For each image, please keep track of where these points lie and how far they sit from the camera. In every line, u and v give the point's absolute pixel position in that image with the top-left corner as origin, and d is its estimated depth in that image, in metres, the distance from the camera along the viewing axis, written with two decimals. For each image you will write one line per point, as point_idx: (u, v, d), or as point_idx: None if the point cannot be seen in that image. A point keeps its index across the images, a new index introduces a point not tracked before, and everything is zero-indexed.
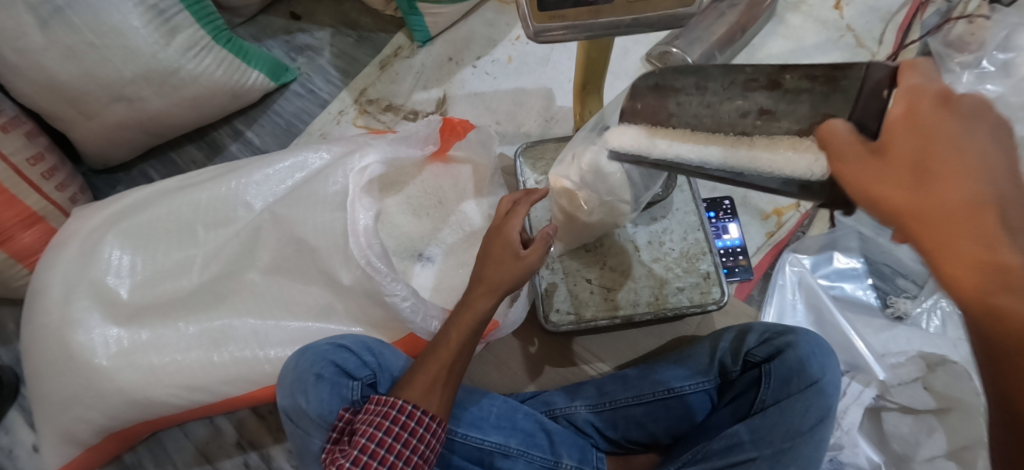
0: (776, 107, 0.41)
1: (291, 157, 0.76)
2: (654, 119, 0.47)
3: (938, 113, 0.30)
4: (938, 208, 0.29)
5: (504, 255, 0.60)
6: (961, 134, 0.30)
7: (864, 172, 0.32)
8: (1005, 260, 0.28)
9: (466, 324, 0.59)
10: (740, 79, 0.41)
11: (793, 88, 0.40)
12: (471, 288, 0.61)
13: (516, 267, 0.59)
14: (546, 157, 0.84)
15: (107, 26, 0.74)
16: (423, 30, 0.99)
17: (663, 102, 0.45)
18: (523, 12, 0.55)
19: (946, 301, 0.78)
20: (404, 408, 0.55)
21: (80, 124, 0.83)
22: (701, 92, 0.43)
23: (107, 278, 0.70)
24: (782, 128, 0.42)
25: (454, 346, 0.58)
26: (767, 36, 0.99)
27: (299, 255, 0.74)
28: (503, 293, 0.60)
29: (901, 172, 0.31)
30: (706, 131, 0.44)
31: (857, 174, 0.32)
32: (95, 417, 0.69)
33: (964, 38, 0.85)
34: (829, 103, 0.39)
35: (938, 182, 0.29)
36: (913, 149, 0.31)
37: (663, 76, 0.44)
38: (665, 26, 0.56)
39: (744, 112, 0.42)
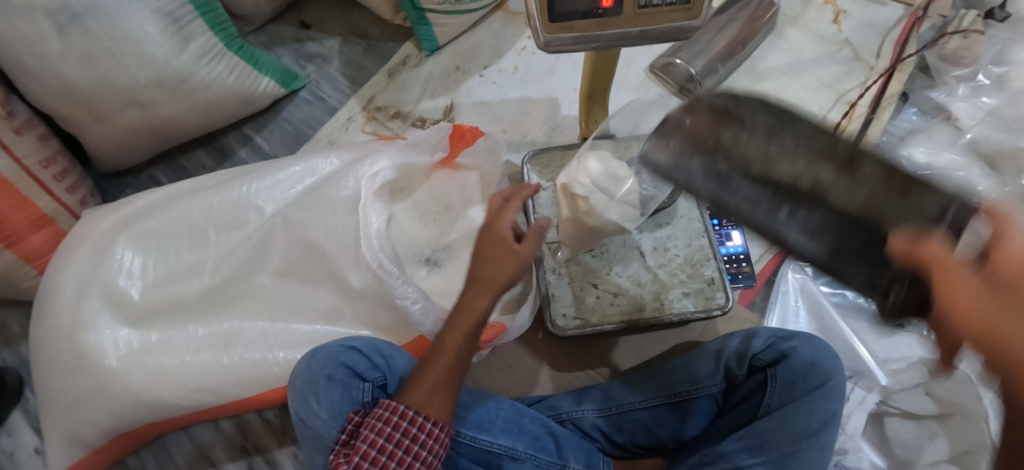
0: (830, 188, 0.47)
1: (302, 162, 0.77)
2: (705, 146, 0.52)
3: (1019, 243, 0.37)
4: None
5: (500, 256, 0.58)
6: None
7: (965, 295, 0.37)
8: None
9: (462, 327, 0.57)
10: (812, 145, 0.48)
11: (858, 178, 0.46)
12: (467, 288, 0.59)
13: (514, 265, 0.58)
14: (552, 165, 0.85)
15: (124, 33, 0.76)
16: (430, 40, 1.01)
17: (720, 129, 0.52)
18: (534, 23, 0.56)
19: None
20: (405, 413, 0.56)
21: (92, 129, 0.84)
22: (768, 137, 0.50)
23: (118, 280, 0.70)
24: (826, 210, 0.47)
25: (452, 352, 0.57)
26: (767, 48, 1.01)
27: (309, 258, 0.75)
28: (501, 292, 0.58)
29: (1004, 298, 0.36)
30: (750, 182, 0.50)
31: (967, 303, 0.37)
32: (102, 419, 0.69)
33: (958, 52, 0.88)
34: (888, 201, 0.45)
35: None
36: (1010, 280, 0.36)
37: (736, 104, 0.52)
38: (671, 38, 0.58)
39: (798, 176, 0.48)
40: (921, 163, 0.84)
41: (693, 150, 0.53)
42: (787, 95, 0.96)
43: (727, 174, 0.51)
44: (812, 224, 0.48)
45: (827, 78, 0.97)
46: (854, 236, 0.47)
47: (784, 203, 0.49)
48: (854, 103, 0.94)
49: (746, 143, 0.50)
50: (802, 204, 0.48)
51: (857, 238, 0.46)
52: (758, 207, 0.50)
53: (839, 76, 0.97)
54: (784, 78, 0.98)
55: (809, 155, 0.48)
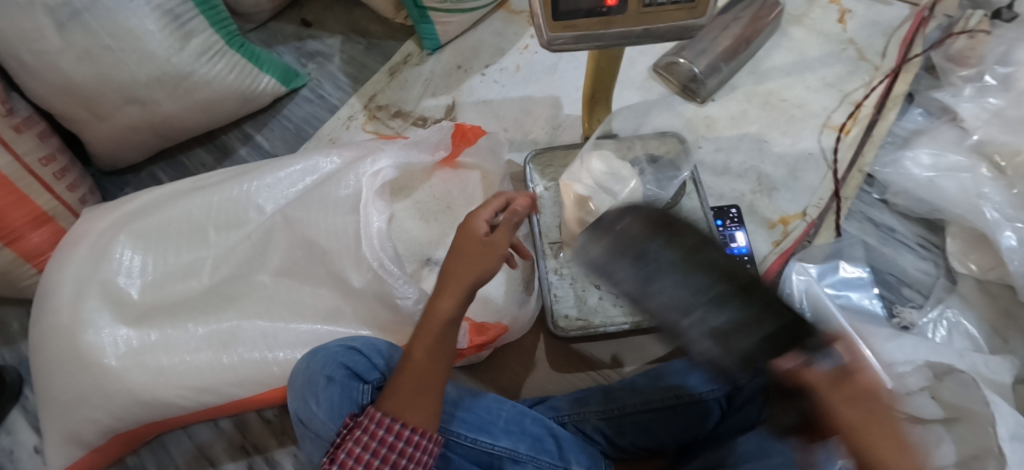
0: (724, 304, 0.53)
1: (303, 161, 0.77)
2: (625, 247, 0.59)
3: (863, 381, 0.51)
4: (869, 424, 0.49)
5: (466, 256, 0.58)
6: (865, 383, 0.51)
7: (835, 406, 0.50)
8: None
9: (431, 329, 0.55)
10: (716, 265, 0.55)
11: (750, 302, 0.53)
12: (434, 289, 0.57)
13: (483, 261, 0.57)
14: (554, 164, 0.85)
15: (125, 30, 0.76)
16: (432, 38, 1.01)
17: (646, 236, 0.59)
18: (537, 21, 0.56)
19: (952, 311, 0.79)
20: (383, 423, 0.51)
21: (92, 126, 0.84)
22: (682, 252, 0.57)
23: (117, 278, 0.70)
24: (717, 321, 0.53)
25: (421, 356, 0.53)
26: (771, 48, 1.00)
27: (309, 258, 0.75)
28: (469, 288, 0.56)
29: (851, 407, 0.50)
30: (658, 289, 0.56)
31: (842, 412, 0.49)
32: (101, 418, 0.69)
33: (965, 52, 0.90)
34: (768, 326, 0.52)
35: (865, 410, 0.49)
36: (851, 391, 0.50)
37: (662, 220, 0.60)
38: (674, 36, 0.58)
39: (700, 290, 0.55)
40: (925, 164, 0.83)
41: (618, 249, 0.60)
42: (791, 95, 0.96)
43: (643, 275, 0.57)
44: (715, 331, 0.53)
45: (831, 78, 0.96)
46: (736, 348, 0.53)
47: (686, 309, 0.55)
48: (859, 104, 0.94)
49: (660, 258, 0.57)
50: (706, 314, 0.54)
51: (752, 347, 0.52)
52: (670, 309, 0.55)
53: (843, 76, 0.96)
54: (788, 78, 0.97)
55: (718, 271, 0.55)
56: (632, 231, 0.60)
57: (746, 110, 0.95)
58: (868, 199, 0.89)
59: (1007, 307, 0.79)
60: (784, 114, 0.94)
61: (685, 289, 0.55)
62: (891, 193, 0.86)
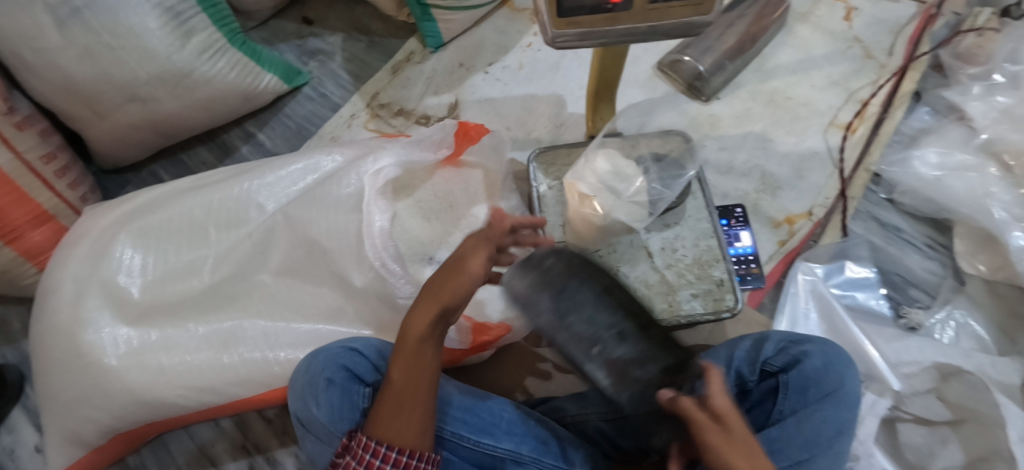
0: (630, 336, 0.61)
1: (303, 159, 0.77)
2: (553, 286, 0.61)
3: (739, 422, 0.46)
4: (739, 449, 0.44)
5: (444, 272, 0.57)
6: (726, 403, 0.46)
7: (709, 432, 0.45)
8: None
9: (408, 347, 0.55)
10: (627, 306, 0.63)
11: (650, 335, 0.62)
12: (413, 305, 0.57)
13: (461, 279, 0.55)
14: (558, 163, 0.84)
15: (125, 27, 0.75)
16: (435, 36, 1.00)
17: (569, 276, 0.62)
18: (542, 18, 0.55)
19: (960, 312, 0.78)
20: (370, 446, 0.51)
21: (93, 125, 0.83)
22: (598, 294, 0.62)
23: (118, 277, 0.70)
24: (623, 353, 0.60)
25: (399, 378, 0.54)
26: (777, 45, 0.99)
27: (310, 257, 0.74)
28: (448, 305, 0.55)
29: (719, 428, 0.45)
30: (576, 325, 0.60)
31: (713, 437, 0.45)
32: (101, 417, 0.68)
33: (972, 50, 0.89)
34: (666, 357, 0.61)
35: (734, 430, 0.45)
36: (722, 410, 0.46)
37: (580, 262, 0.64)
38: (680, 34, 0.57)
39: (612, 327, 0.61)
40: (932, 163, 0.83)
41: (546, 287, 0.61)
42: (797, 93, 0.95)
43: (561, 314, 0.61)
44: (616, 361, 0.60)
45: (837, 76, 0.96)
46: (635, 379, 0.60)
47: (603, 343, 0.60)
48: (866, 102, 0.93)
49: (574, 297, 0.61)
50: (609, 347, 0.60)
51: (642, 376, 0.60)
52: (578, 342, 0.61)
53: (850, 74, 0.95)
54: (793, 76, 0.96)
55: (627, 310, 0.63)
56: (554, 268, 0.62)
57: (751, 108, 0.94)
58: (875, 199, 0.88)
59: (1015, 308, 0.78)
60: (790, 113, 0.93)
61: (595, 325, 0.60)
62: (898, 193, 0.85)
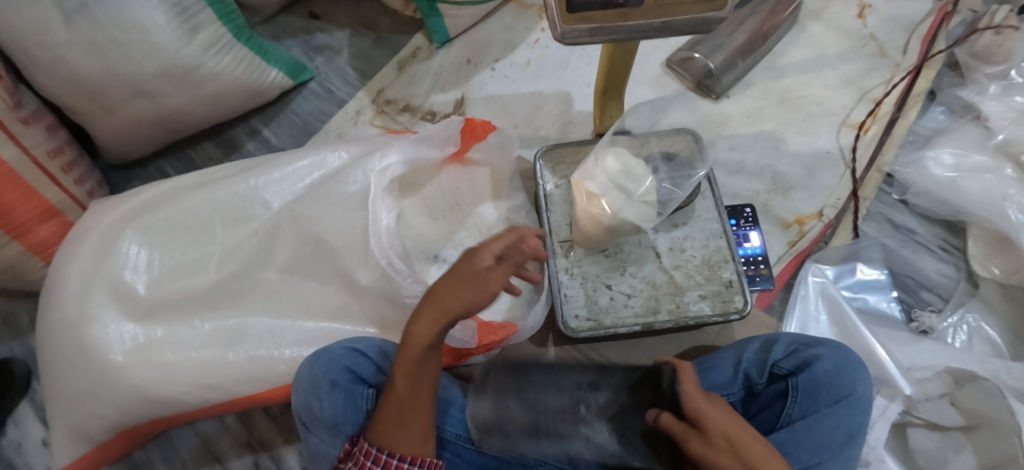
0: (599, 381, 0.61)
1: (310, 156, 0.75)
2: (507, 386, 0.63)
3: (715, 414, 0.49)
4: (725, 449, 0.47)
5: (453, 282, 0.51)
6: (705, 405, 0.50)
7: (693, 440, 0.48)
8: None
9: (410, 356, 0.53)
10: (578, 369, 0.64)
11: (611, 372, 0.63)
12: (417, 310, 0.54)
13: (472, 295, 0.50)
14: (565, 161, 0.83)
15: (132, 23, 0.75)
16: (441, 31, 0.99)
17: (516, 376, 0.64)
18: (551, 14, 0.54)
19: (973, 316, 0.77)
20: (371, 453, 0.54)
21: (101, 119, 0.83)
22: (549, 371, 0.64)
23: (124, 274, 0.70)
24: (603, 394, 0.59)
25: (400, 388, 0.54)
26: (789, 43, 0.98)
27: (317, 254, 0.74)
28: (455, 320, 0.52)
29: (704, 433, 0.48)
30: (548, 400, 0.59)
31: (698, 443, 0.48)
32: (107, 413, 0.68)
33: (990, 49, 0.87)
34: (635, 378, 0.61)
35: (716, 430, 0.48)
36: (702, 412, 0.49)
37: (516, 366, 0.67)
38: (693, 30, 0.56)
39: (579, 382, 0.61)
40: (947, 164, 0.81)
41: (501, 392, 0.63)
42: (809, 91, 0.93)
43: (532, 403, 0.59)
44: (604, 409, 0.58)
45: (850, 74, 0.94)
46: (630, 415, 0.57)
47: (579, 397, 0.59)
48: (879, 101, 0.91)
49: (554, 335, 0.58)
50: (588, 399, 0.59)
51: (632, 403, 0.58)
52: (561, 416, 0.58)
53: (863, 73, 0.94)
54: (806, 74, 0.95)
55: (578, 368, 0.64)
56: (499, 381, 0.64)
57: (762, 107, 0.92)
58: (887, 200, 0.86)
59: None
60: (802, 112, 0.92)
61: (565, 392, 0.59)
62: (912, 194, 0.83)
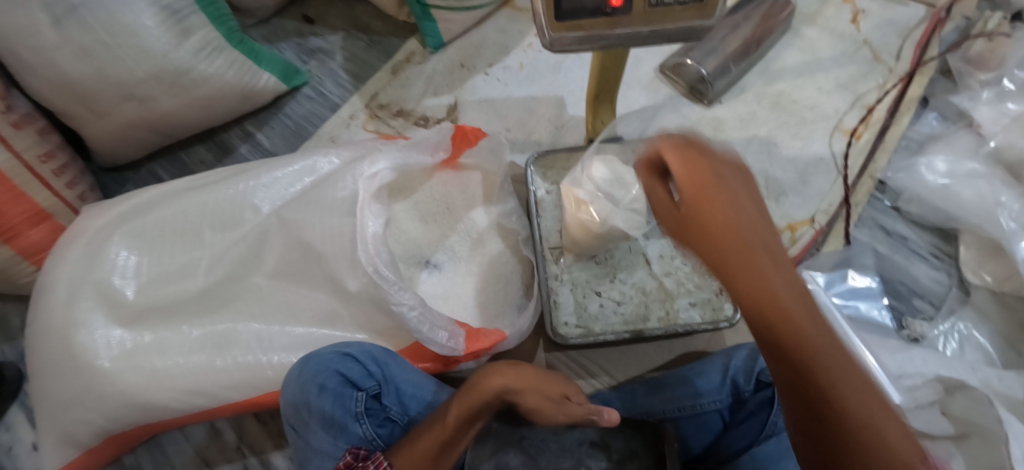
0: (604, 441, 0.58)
1: (301, 160, 0.76)
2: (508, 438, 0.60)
3: (722, 193, 0.39)
4: (741, 251, 0.37)
5: (542, 381, 0.58)
6: (717, 201, 0.39)
7: (702, 237, 0.39)
8: (865, 448, 0.35)
9: (468, 402, 0.56)
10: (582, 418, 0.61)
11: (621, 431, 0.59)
12: (493, 368, 0.58)
13: (547, 407, 0.57)
14: (556, 167, 0.83)
15: (122, 27, 0.75)
16: (435, 36, 0.99)
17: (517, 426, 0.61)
18: (539, 21, 0.54)
19: (965, 323, 0.77)
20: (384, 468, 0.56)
21: (91, 123, 0.83)
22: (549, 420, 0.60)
23: (112, 279, 0.69)
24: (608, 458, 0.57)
25: (452, 423, 0.56)
26: (782, 48, 0.97)
27: (304, 260, 0.74)
28: (522, 405, 0.57)
29: (711, 241, 0.38)
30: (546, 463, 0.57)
31: (710, 244, 0.38)
32: (95, 419, 0.68)
33: (983, 56, 0.86)
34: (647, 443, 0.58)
35: (723, 227, 0.38)
36: (706, 211, 0.39)
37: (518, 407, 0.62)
38: (682, 37, 0.56)
39: (580, 440, 0.58)
40: (940, 171, 0.81)
41: (501, 446, 0.60)
42: (802, 96, 0.93)
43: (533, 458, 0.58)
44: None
45: (844, 79, 0.94)
46: None
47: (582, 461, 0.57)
48: (872, 107, 0.91)
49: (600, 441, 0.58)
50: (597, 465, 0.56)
51: None
52: None
53: (856, 78, 0.94)
54: (798, 79, 0.94)
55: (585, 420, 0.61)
56: (501, 428, 0.61)
57: (755, 112, 0.92)
58: (879, 206, 0.86)
59: None
60: (796, 117, 0.92)
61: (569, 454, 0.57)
62: (905, 200, 0.83)
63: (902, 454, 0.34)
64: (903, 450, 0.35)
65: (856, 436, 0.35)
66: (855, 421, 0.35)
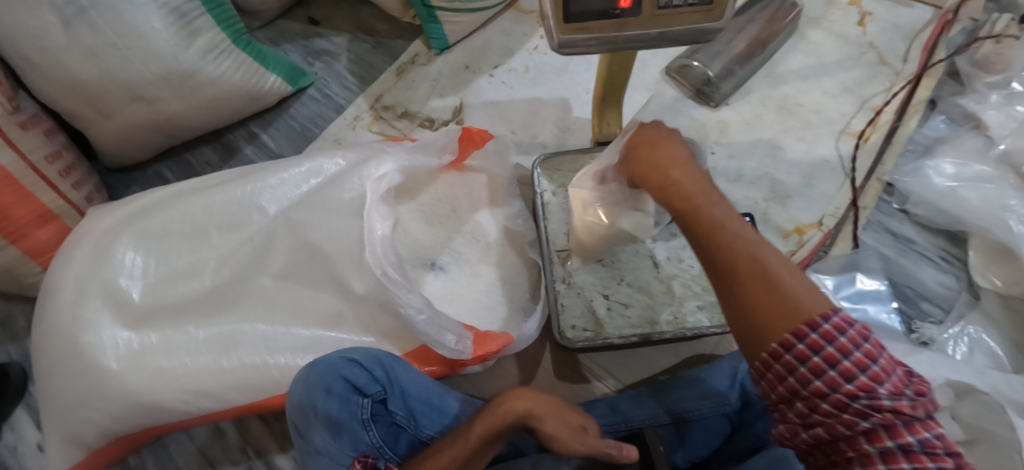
0: None
1: (307, 162, 0.75)
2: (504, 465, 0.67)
3: (666, 143, 0.54)
4: (680, 184, 0.51)
5: (562, 411, 0.57)
6: (664, 152, 0.54)
7: (650, 177, 0.53)
8: (773, 305, 0.44)
9: (490, 423, 0.55)
10: None
11: None
12: (517, 390, 0.57)
13: (567, 436, 0.55)
14: (562, 169, 0.83)
15: (129, 28, 0.75)
16: (440, 38, 0.99)
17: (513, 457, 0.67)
18: (548, 23, 0.54)
19: (975, 327, 0.76)
20: None
21: (98, 124, 0.83)
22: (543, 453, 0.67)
23: (119, 280, 0.69)
24: None
25: (475, 440, 0.55)
26: (788, 51, 0.97)
27: (311, 261, 0.74)
28: (540, 431, 0.56)
29: (661, 182, 0.52)
30: None
31: (661, 181, 0.52)
32: (100, 420, 0.68)
33: (990, 58, 0.86)
34: None
35: (670, 170, 0.52)
36: (651, 158, 0.53)
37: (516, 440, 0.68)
38: (690, 40, 0.56)
39: None
40: (948, 173, 0.80)
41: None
42: (809, 99, 0.93)
43: None
44: None
45: (850, 82, 0.94)
46: None
47: None
48: (879, 110, 0.91)
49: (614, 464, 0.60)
50: None
51: None
52: None
53: (862, 81, 0.94)
54: (805, 82, 0.94)
55: None
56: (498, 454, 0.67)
57: (761, 114, 0.92)
58: (887, 209, 0.86)
59: None
60: (802, 120, 0.91)
61: None
62: (912, 203, 0.83)
63: (801, 303, 0.44)
64: (807, 309, 0.44)
65: (759, 282, 0.45)
66: (765, 288, 0.45)
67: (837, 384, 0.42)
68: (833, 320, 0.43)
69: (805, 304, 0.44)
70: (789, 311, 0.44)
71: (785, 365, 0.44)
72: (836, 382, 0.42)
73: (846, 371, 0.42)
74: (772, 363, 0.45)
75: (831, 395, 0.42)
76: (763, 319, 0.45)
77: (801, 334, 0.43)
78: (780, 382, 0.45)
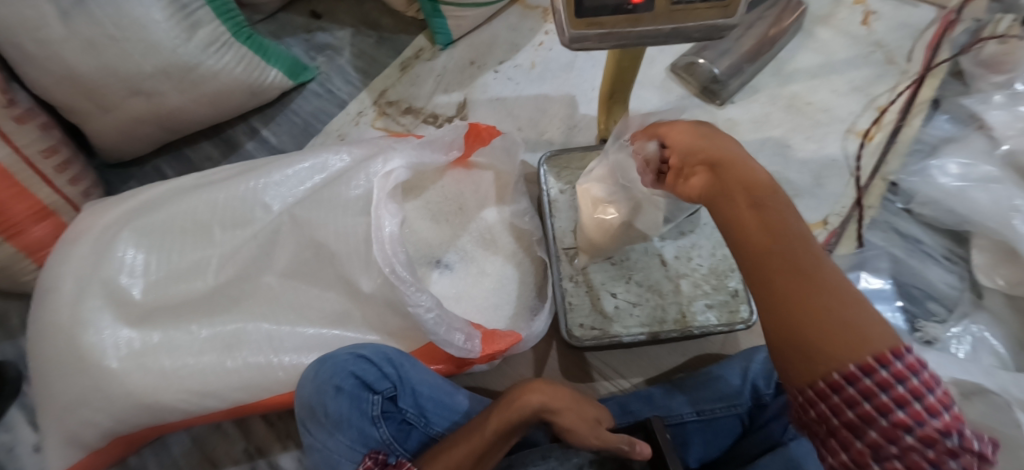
0: None
1: (311, 158, 0.74)
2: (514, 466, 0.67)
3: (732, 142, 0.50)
4: (752, 176, 0.46)
5: (578, 403, 0.59)
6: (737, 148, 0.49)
7: (723, 162, 0.48)
8: (837, 328, 0.40)
9: (506, 417, 0.56)
10: None
11: None
12: (532, 382, 0.59)
13: (583, 427, 0.57)
14: (570, 167, 0.83)
15: (128, 20, 0.73)
16: (445, 33, 0.98)
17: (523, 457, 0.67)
18: (560, 18, 0.53)
19: (977, 326, 0.77)
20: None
21: (96, 118, 0.81)
22: None
23: (119, 278, 0.68)
24: None
25: (490, 435, 0.56)
26: (795, 49, 0.97)
27: (317, 260, 0.73)
28: (556, 420, 0.58)
29: (730, 170, 0.47)
30: None
31: (734, 168, 0.47)
32: (102, 421, 0.67)
33: (998, 57, 0.86)
34: None
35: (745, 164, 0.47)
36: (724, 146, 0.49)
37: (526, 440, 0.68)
38: (704, 37, 0.55)
39: None
40: (953, 173, 0.80)
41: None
42: (816, 98, 0.93)
43: None
44: None
45: (857, 81, 0.94)
46: None
47: None
48: (884, 110, 0.91)
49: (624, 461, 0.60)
50: None
51: None
52: None
53: (868, 80, 0.93)
54: (811, 81, 0.94)
55: None
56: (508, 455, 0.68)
57: (768, 113, 0.92)
58: (892, 209, 0.86)
59: None
60: (809, 118, 0.91)
61: None
62: (918, 203, 0.83)
63: (872, 331, 0.39)
64: (874, 338, 0.39)
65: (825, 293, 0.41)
66: (831, 303, 0.40)
67: (913, 417, 0.38)
68: (909, 351, 0.39)
69: (873, 331, 0.39)
70: (855, 336, 0.39)
71: (851, 395, 0.39)
72: (916, 414, 0.38)
73: (933, 406, 0.38)
74: (834, 391, 0.39)
75: (917, 428, 0.38)
76: (821, 339, 0.40)
77: (886, 360, 0.38)
78: (847, 408, 0.39)
